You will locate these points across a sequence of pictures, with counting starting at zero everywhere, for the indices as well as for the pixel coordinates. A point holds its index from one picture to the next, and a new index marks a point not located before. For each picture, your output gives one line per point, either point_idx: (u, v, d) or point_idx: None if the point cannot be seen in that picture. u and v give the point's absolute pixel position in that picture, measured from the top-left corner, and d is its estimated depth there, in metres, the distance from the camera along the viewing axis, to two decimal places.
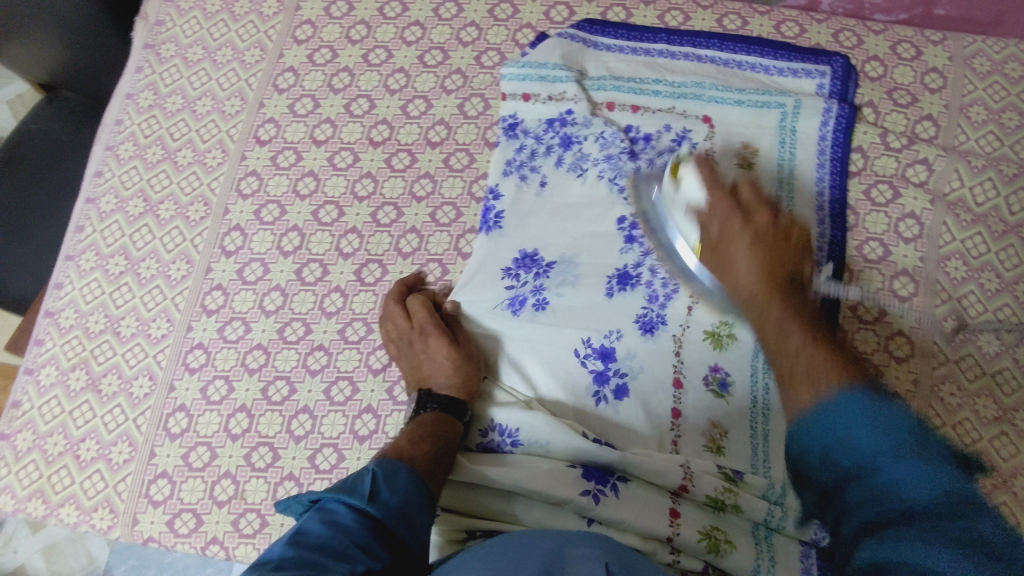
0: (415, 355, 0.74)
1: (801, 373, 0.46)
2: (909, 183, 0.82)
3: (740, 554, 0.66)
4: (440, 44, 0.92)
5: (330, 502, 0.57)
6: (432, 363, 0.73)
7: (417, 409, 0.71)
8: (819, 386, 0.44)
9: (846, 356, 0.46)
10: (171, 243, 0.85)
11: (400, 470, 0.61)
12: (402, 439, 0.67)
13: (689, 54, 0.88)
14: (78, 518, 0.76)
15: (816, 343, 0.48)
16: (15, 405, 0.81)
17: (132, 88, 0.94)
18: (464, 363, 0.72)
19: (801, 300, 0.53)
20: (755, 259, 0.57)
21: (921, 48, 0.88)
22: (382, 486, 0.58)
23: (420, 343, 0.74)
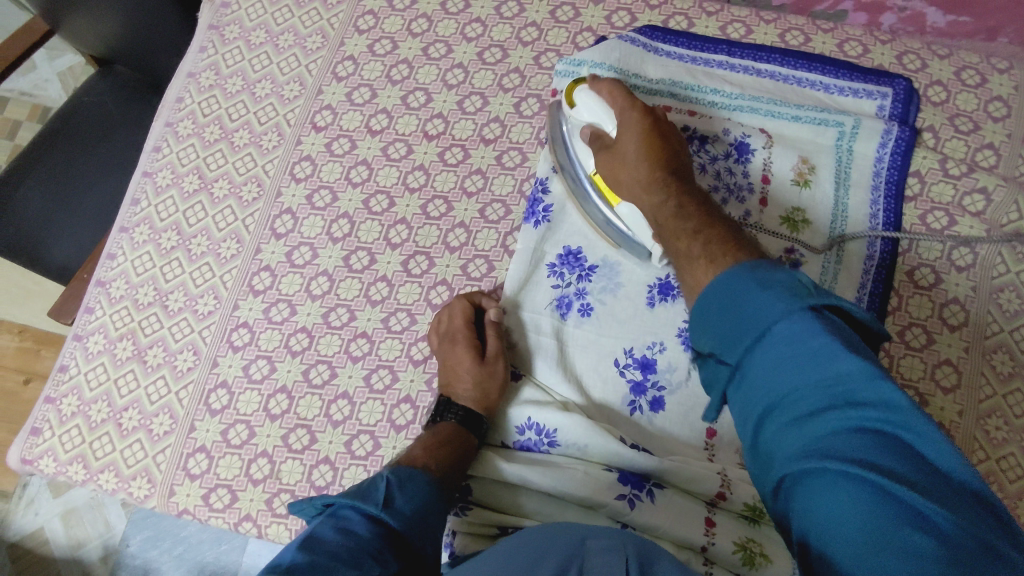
0: (445, 358, 0.74)
1: (698, 253, 0.61)
2: (966, 212, 0.81)
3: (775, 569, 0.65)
4: (500, 42, 0.93)
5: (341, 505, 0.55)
6: (456, 371, 0.72)
7: (435, 416, 0.71)
8: (717, 262, 0.58)
9: (717, 218, 0.64)
10: (223, 222, 0.87)
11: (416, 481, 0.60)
12: (415, 447, 0.66)
13: (749, 67, 0.88)
14: (117, 485, 0.78)
15: (704, 220, 0.64)
16: (62, 369, 0.83)
17: (194, 67, 0.95)
18: (485, 379, 0.71)
19: (684, 176, 0.69)
20: (650, 153, 0.69)
21: (986, 75, 0.87)
22: (396, 493, 0.58)
23: (449, 347, 0.74)
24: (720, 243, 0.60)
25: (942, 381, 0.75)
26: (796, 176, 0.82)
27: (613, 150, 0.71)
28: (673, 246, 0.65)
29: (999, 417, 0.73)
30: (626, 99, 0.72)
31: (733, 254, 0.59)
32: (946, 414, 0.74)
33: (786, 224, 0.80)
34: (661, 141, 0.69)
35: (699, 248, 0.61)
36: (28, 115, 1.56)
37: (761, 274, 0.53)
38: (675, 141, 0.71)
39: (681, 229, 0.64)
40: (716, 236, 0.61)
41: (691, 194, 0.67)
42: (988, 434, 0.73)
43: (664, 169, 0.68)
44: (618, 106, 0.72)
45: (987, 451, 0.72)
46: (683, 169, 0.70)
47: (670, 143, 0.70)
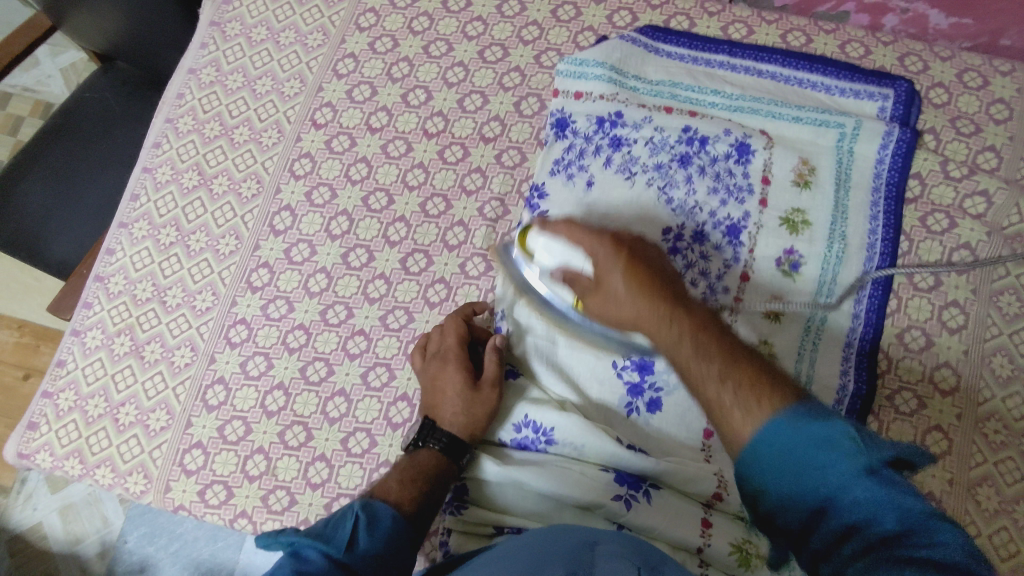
0: (431, 380, 0.72)
1: (729, 404, 0.50)
2: (966, 215, 0.80)
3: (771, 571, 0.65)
4: (501, 41, 0.93)
5: (302, 547, 0.54)
6: (445, 394, 0.70)
7: (415, 440, 0.68)
8: (753, 411, 0.48)
9: (736, 345, 0.53)
10: (222, 218, 0.87)
11: (384, 517, 0.59)
12: (391, 477, 0.64)
13: (750, 67, 0.87)
14: (113, 480, 0.78)
15: (723, 352, 0.52)
16: (60, 364, 0.83)
17: (195, 63, 0.95)
18: (474, 405, 0.69)
19: (681, 296, 0.59)
20: (636, 284, 0.59)
21: (988, 77, 0.86)
22: (361, 533, 0.57)
23: (439, 369, 0.72)
24: (754, 381, 0.50)
25: (940, 384, 0.75)
26: (796, 177, 0.81)
27: (597, 288, 0.62)
28: (698, 393, 0.53)
29: (997, 421, 0.73)
30: (592, 232, 0.63)
31: (770, 397, 0.48)
32: (945, 417, 0.73)
33: (786, 225, 0.80)
34: (642, 264, 0.60)
35: (731, 394, 0.50)
36: (30, 111, 1.56)
37: (806, 428, 0.46)
38: (660, 262, 0.62)
39: (700, 371, 0.53)
40: (745, 374, 0.50)
41: (700, 320, 0.56)
42: (986, 437, 0.73)
43: (659, 299, 0.58)
44: (584, 241, 0.63)
45: (986, 455, 0.72)
46: (678, 289, 0.60)
47: (654, 266, 0.61)
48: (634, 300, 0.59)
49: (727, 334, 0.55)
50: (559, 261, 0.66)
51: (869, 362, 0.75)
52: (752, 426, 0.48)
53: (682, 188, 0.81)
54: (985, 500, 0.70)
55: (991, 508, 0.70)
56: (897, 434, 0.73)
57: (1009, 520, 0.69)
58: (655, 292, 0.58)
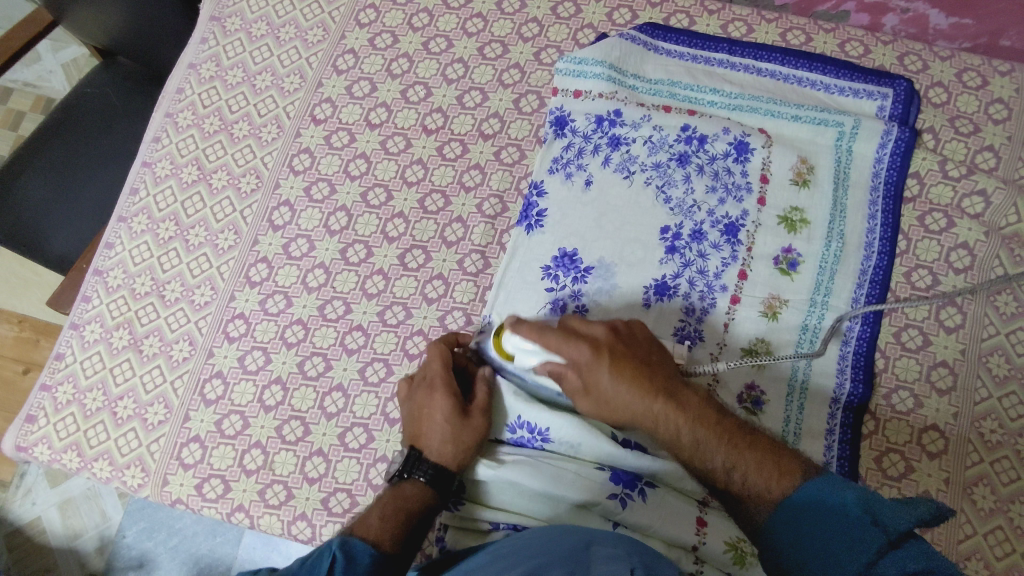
0: (420, 407, 0.71)
1: (741, 487, 0.58)
2: (964, 214, 0.80)
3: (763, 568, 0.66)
4: (500, 38, 0.93)
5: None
6: (432, 424, 0.69)
7: (400, 472, 0.67)
8: (764, 496, 0.57)
9: (732, 424, 0.61)
10: (221, 213, 0.87)
11: (361, 556, 0.59)
12: (372, 513, 0.63)
13: (749, 66, 0.88)
14: (111, 474, 0.78)
15: (725, 440, 0.59)
16: (59, 358, 0.83)
17: (195, 58, 0.95)
18: (462, 435, 0.68)
19: (673, 382, 0.63)
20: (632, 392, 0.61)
21: (988, 77, 0.86)
22: None
23: (427, 397, 0.71)
24: (757, 458, 0.58)
25: (937, 383, 0.75)
26: (795, 175, 0.81)
27: (591, 396, 0.63)
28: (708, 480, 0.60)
29: (994, 420, 0.73)
30: (571, 337, 0.63)
31: (775, 476, 0.57)
32: (941, 416, 0.74)
33: (785, 223, 0.80)
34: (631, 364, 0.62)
35: (741, 481, 0.58)
36: (30, 106, 1.56)
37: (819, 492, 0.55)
38: (644, 347, 0.65)
39: (708, 462, 0.60)
40: (750, 459, 0.58)
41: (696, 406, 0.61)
42: (982, 437, 0.73)
43: (655, 399, 0.61)
44: (567, 353, 0.63)
45: (982, 454, 0.72)
46: (666, 375, 0.63)
47: (640, 358, 0.63)
48: (633, 401, 0.62)
49: (721, 411, 0.62)
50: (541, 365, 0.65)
51: (866, 359, 0.75)
52: (766, 504, 0.56)
53: (680, 187, 0.81)
54: (981, 499, 0.71)
55: (987, 508, 0.70)
56: (893, 433, 0.73)
57: (1004, 519, 0.70)
58: (650, 392, 0.61)
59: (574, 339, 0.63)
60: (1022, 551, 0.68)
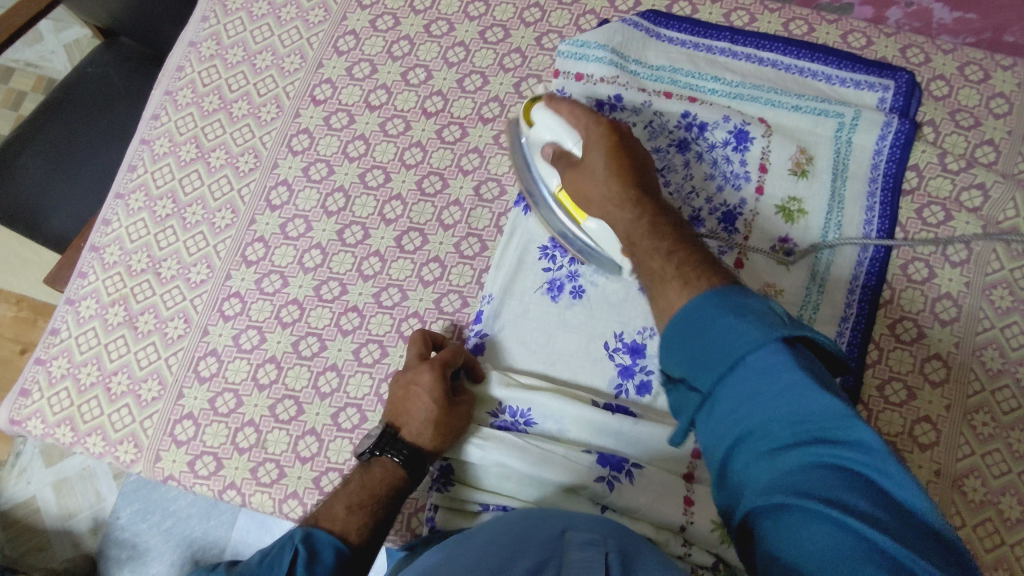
0: (406, 386, 0.69)
1: (671, 270, 0.57)
2: (963, 208, 0.80)
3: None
4: (502, 22, 0.92)
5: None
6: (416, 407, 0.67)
7: (371, 448, 0.67)
8: (692, 282, 0.54)
9: (691, 241, 0.61)
10: (218, 192, 0.87)
11: (324, 553, 0.58)
12: (339, 502, 0.63)
13: (751, 55, 0.87)
14: (104, 449, 0.78)
15: (677, 242, 0.60)
16: (54, 332, 0.83)
17: (196, 36, 0.95)
18: (443, 423, 0.67)
19: (655, 200, 0.66)
20: (615, 176, 0.66)
21: (990, 71, 0.86)
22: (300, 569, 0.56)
23: (415, 375, 0.69)
24: (696, 259, 0.57)
25: (931, 374, 0.75)
26: (794, 165, 0.81)
27: (585, 174, 0.68)
28: (647, 263, 0.60)
29: (986, 413, 0.73)
30: (599, 126, 0.69)
31: (710, 275, 0.55)
32: (934, 408, 0.74)
33: (782, 213, 0.80)
34: (628, 163, 0.67)
35: (674, 265, 0.57)
36: (32, 86, 1.56)
37: (722, 312, 0.49)
38: (641, 160, 0.69)
39: (653, 250, 0.60)
40: (688, 254, 0.58)
41: (663, 215, 0.64)
42: (975, 430, 0.73)
43: (632, 189, 0.65)
44: (587, 131, 0.69)
45: (973, 446, 0.72)
46: (654, 194, 0.67)
47: (641, 170, 0.67)
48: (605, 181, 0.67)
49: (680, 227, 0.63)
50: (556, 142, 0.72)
51: (859, 348, 0.75)
52: (689, 289, 0.54)
53: (678, 174, 0.81)
54: (971, 491, 0.71)
55: (977, 500, 0.70)
56: (886, 424, 0.73)
57: (994, 512, 0.70)
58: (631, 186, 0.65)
59: (595, 126, 0.69)
60: (1011, 544, 0.68)
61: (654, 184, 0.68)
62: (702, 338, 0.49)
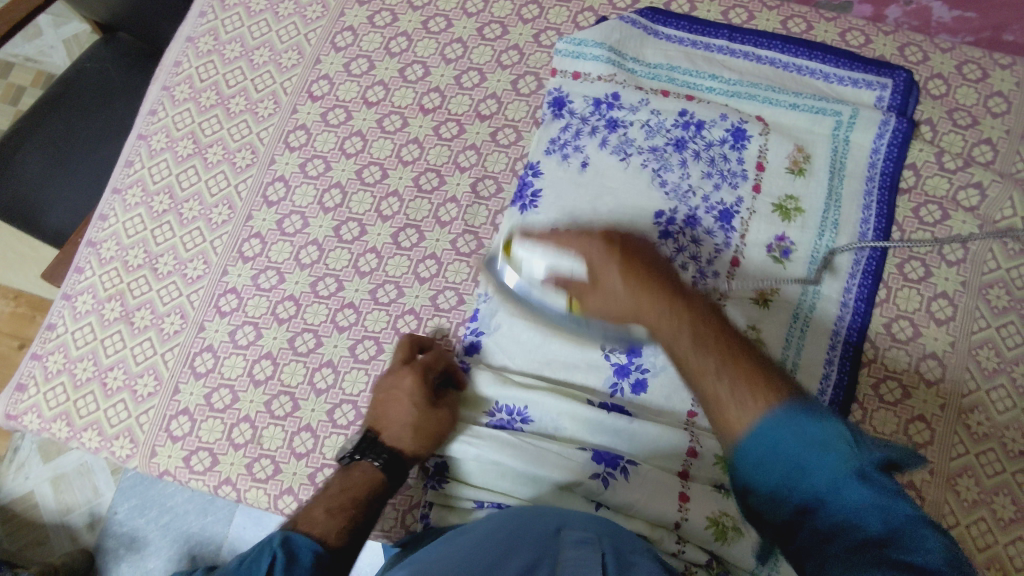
0: (388, 390, 0.69)
1: (730, 402, 0.51)
2: (960, 207, 0.80)
3: (746, 543, 0.66)
4: (500, 18, 0.92)
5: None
6: (397, 410, 0.68)
7: (352, 453, 0.66)
8: (762, 403, 0.49)
9: (740, 345, 0.53)
10: (215, 187, 0.87)
11: (305, 558, 0.56)
12: (318, 505, 0.61)
13: (749, 53, 0.87)
14: (100, 444, 0.78)
15: (735, 359, 0.52)
16: (50, 327, 0.83)
17: (194, 32, 0.95)
18: (424, 425, 0.67)
19: (690, 297, 0.58)
20: (633, 289, 0.59)
21: (989, 70, 0.86)
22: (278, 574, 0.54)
23: (396, 380, 0.70)
24: (754, 372, 0.51)
25: (926, 374, 0.75)
26: (791, 163, 0.81)
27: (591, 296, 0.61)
28: (705, 390, 0.53)
29: (981, 413, 0.73)
30: (589, 236, 0.61)
31: (770, 392, 0.50)
32: (929, 407, 0.74)
33: (779, 211, 0.80)
34: (639, 265, 0.60)
35: (728, 387, 0.51)
36: (31, 81, 1.56)
37: (805, 425, 0.47)
38: (653, 256, 0.61)
39: (707, 370, 0.53)
40: (743, 368, 0.51)
41: (705, 316, 0.56)
42: (969, 429, 0.73)
43: (662, 296, 0.57)
44: (579, 249, 0.61)
45: (967, 446, 0.72)
46: (680, 286, 0.59)
47: (653, 265, 0.60)
48: (625, 299, 0.59)
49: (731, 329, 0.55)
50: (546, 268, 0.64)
51: (855, 348, 0.75)
52: (755, 417, 0.49)
53: (675, 173, 0.80)
54: (965, 490, 0.71)
55: (971, 499, 0.70)
56: (881, 423, 0.73)
57: (988, 511, 0.70)
58: (659, 291, 0.58)
59: (585, 243, 0.61)
60: (1004, 543, 0.69)
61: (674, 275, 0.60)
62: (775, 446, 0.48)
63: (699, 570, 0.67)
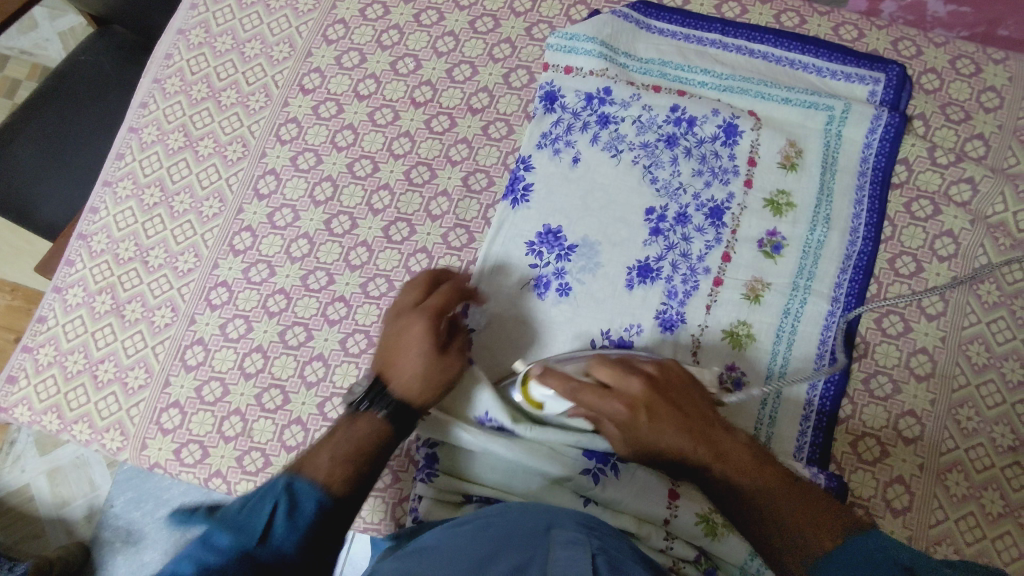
0: (401, 331, 0.67)
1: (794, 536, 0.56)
2: (952, 202, 0.80)
3: (736, 540, 0.66)
4: (492, 11, 0.92)
5: (216, 535, 0.50)
6: (409, 354, 0.65)
7: (361, 400, 0.64)
8: (820, 534, 0.54)
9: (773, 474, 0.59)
10: (207, 180, 0.86)
11: (308, 502, 0.54)
12: (323, 451, 0.59)
13: (741, 47, 0.87)
14: (90, 436, 0.78)
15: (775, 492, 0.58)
16: (41, 320, 0.83)
17: (185, 24, 0.95)
18: (435, 372, 0.65)
19: (723, 433, 0.62)
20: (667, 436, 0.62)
21: (982, 65, 0.85)
22: (279, 518, 0.52)
23: (410, 320, 0.67)
24: (803, 506, 0.57)
25: (916, 369, 0.75)
26: (783, 158, 0.81)
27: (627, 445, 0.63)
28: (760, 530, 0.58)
29: (971, 408, 0.73)
30: (605, 390, 0.63)
31: (822, 521, 0.55)
32: (919, 402, 0.74)
33: (770, 207, 0.79)
34: (665, 410, 0.62)
35: (786, 524, 0.56)
36: (26, 74, 1.55)
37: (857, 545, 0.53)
38: (679, 394, 0.64)
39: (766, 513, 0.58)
40: (792, 501, 0.57)
41: (742, 453, 0.61)
42: (959, 424, 0.73)
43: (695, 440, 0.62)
44: (600, 405, 0.63)
45: (957, 440, 0.72)
46: (709, 423, 0.63)
47: (680, 406, 0.63)
48: (674, 446, 0.62)
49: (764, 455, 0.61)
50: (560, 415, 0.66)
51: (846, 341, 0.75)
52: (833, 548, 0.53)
53: (667, 169, 0.80)
54: (954, 485, 0.71)
55: (959, 494, 0.71)
56: (870, 418, 0.74)
57: (977, 506, 0.70)
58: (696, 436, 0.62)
59: (607, 395, 0.63)
60: (992, 537, 0.69)
61: (703, 408, 0.64)
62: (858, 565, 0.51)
63: (686, 565, 0.67)
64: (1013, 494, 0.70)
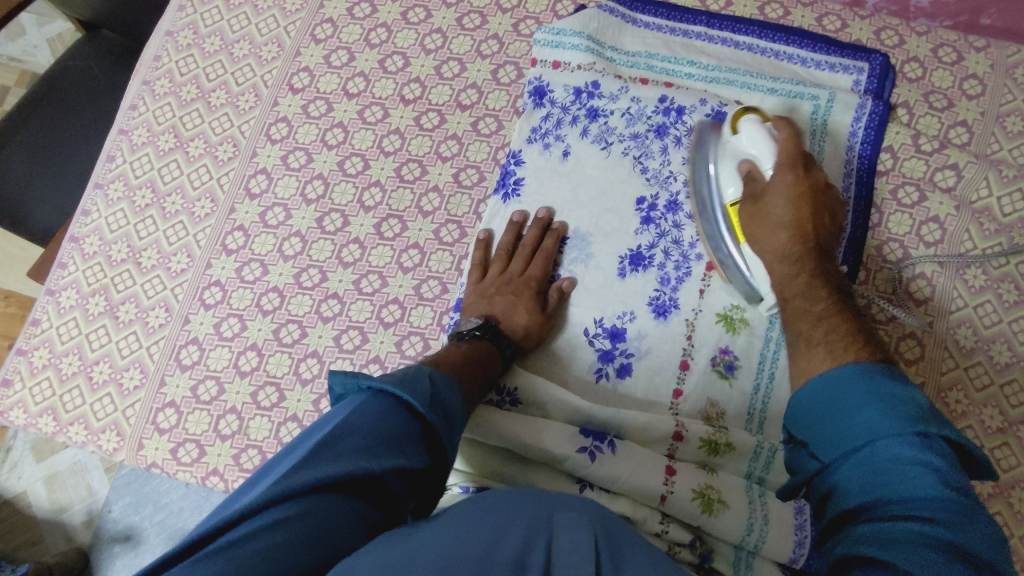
0: (509, 284, 0.75)
1: (818, 337, 0.55)
2: (936, 188, 0.81)
3: (733, 513, 0.65)
4: (479, 8, 0.92)
5: (385, 396, 0.54)
6: (515, 302, 0.73)
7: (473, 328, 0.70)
8: (841, 351, 0.52)
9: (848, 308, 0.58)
10: (198, 181, 0.87)
11: (452, 389, 0.58)
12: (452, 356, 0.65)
13: (727, 39, 0.88)
14: (87, 437, 0.79)
15: (836, 309, 0.57)
16: (34, 323, 0.84)
17: (173, 26, 0.95)
18: (535, 322, 0.74)
19: (830, 266, 0.63)
20: (798, 217, 0.64)
21: (963, 53, 0.86)
22: (438, 392, 0.56)
23: (516, 278, 0.75)
24: (849, 333, 0.54)
25: (905, 353, 0.76)
26: None
27: (762, 199, 0.67)
28: (794, 323, 0.58)
29: (960, 390, 0.74)
30: (801, 153, 0.67)
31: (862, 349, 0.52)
32: None
33: None
34: (815, 207, 0.65)
35: (824, 334, 0.55)
36: (16, 81, 1.55)
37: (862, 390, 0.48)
38: (832, 216, 0.67)
39: (820, 315, 0.57)
40: (843, 322, 0.55)
41: (834, 279, 0.61)
42: (948, 406, 0.74)
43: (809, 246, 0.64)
44: (784, 155, 0.67)
45: None
46: (825, 248, 0.65)
47: (823, 215, 0.66)
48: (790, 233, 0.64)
49: (843, 292, 0.60)
50: (747, 154, 0.70)
51: None
52: (838, 361, 0.51)
53: (656, 159, 0.81)
54: None
55: None
56: None
57: None
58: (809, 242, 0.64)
59: (798, 150, 0.67)
60: None
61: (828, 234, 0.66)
62: (835, 414, 0.48)
63: (683, 550, 0.66)
64: (1002, 475, 0.71)
